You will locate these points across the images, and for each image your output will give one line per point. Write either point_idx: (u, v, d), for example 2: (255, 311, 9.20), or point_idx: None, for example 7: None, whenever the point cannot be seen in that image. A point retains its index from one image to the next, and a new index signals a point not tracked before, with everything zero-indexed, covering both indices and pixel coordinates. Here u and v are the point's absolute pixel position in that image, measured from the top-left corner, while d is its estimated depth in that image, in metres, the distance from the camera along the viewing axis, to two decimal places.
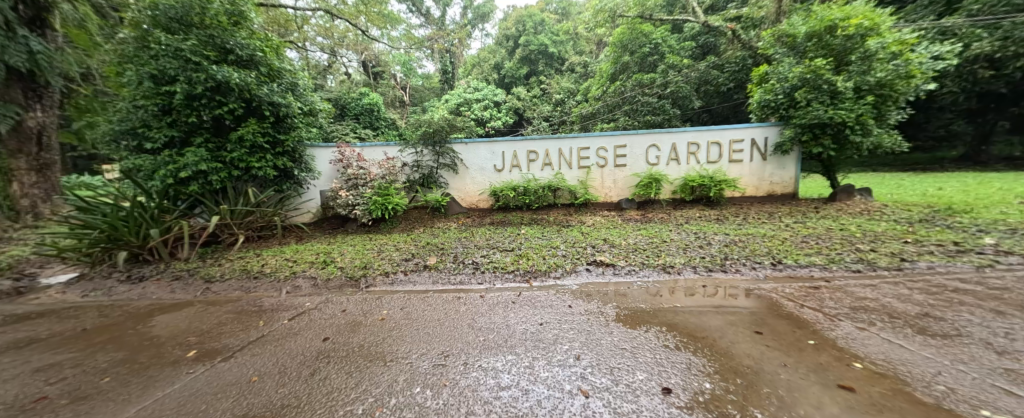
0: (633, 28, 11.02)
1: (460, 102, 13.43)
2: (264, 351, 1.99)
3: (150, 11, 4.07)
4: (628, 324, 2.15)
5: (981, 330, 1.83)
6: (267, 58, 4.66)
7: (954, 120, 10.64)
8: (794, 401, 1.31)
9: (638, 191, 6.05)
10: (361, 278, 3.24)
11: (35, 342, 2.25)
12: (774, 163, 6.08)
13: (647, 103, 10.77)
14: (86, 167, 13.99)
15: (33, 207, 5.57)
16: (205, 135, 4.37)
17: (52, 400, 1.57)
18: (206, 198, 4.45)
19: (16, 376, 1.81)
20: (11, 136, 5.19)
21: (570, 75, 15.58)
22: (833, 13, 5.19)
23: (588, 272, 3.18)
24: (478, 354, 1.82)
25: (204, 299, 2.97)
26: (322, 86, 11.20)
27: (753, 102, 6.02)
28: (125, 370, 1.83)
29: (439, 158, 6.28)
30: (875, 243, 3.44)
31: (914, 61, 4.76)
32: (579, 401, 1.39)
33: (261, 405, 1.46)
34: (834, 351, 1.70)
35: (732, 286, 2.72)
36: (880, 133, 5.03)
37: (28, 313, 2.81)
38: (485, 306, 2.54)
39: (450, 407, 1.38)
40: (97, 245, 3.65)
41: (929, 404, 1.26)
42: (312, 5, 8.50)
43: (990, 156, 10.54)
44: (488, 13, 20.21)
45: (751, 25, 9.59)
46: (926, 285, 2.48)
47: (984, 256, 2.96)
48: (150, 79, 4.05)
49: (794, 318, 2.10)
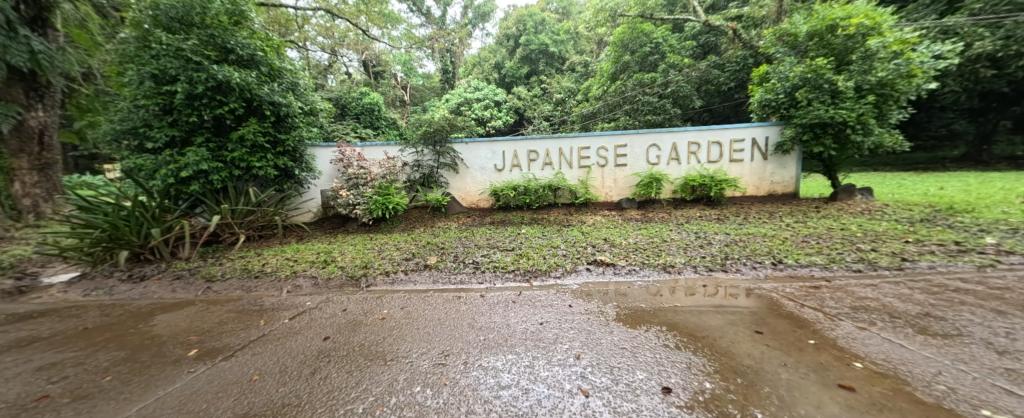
0: (633, 28, 11.00)
1: (460, 102, 13.44)
2: (265, 350, 1.99)
3: (150, 11, 4.08)
4: (628, 324, 2.15)
5: (981, 330, 1.83)
6: (267, 58, 4.65)
7: (956, 120, 10.62)
8: (794, 401, 1.31)
9: (639, 191, 6.04)
10: (362, 278, 3.24)
11: (37, 341, 2.26)
12: (775, 162, 6.08)
13: (648, 103, 10.75)
14: (87, 166, 14.04)
15: (35, 207, 5.58)
16: (205, 135, 4.38)
17: (54, 399, 1.58)
18: (206, 197, 4.45)
19: (18, 375, 1.82)
20: (13, 136, 5.20)
21: (571, 74, 15.59)
22: (834, 12, 5.18)
23: (588, 272, 3.19)
24: (479, 354, 1.82)
25: (205, 299, 2.97)
26: (322, 86, 11.19)
27: (753, 102, 6.02)
28: (126, 369, 1.84)
29: (439, 158, 6.29)
30: (875, 243, 3.43)
31: (915, 60, 4.74)
32: (579, 400, 1.39)
33: (261, 404, 1.46)
34: (834, 351, 1.70)
35: (732, 286, 2.71)
36: (881, 133, 5.03)
37: (29, 313, 2.81)
38: (485, 306, 2.53)
39: (450, 406, 1.38)
40: (99, 244, 3.65)
41: (929, 403, 1.26)
42: (312, 5, 8.50)
43: (992, 155, 10.51)
44: (488, 12, 20.23)
45: (751, 24, 9.64)
46: (926, 285, 2.47)
47: (985, 256, 2.95)
48: (151, 79, 4.06)
49: (794, 317, 2.09)
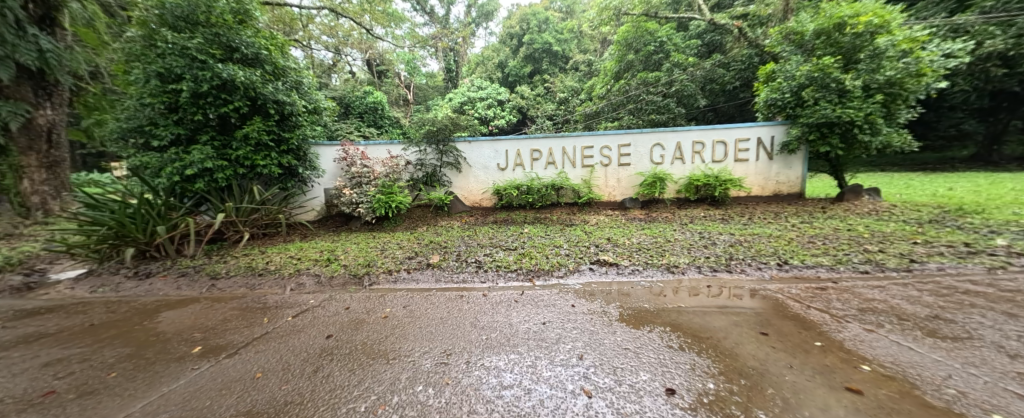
0: (638, 26, 10.87)
1: (463, 101, 13.43)
2: (268, 348, 2.00)
3: (156, 10, 4.09)
4: (631, 324, 2.13)
5: (992, 333, 1.80)
6: (271, 56, 4.69)
7: (964, 120, 10.51)
8: (799, 404, 1.29)
9: (643, 190, 6.00)
10: (365, 276, 3.25)
11: (45, 337, 2.29)
12: (781, 162, 6.02)
13: (652, 102, 10.65)
14: (94, 164, 14.15)
15: (43, 204, 5.63)
16: (211, 133, 4.41)
17: (61, 394, 1.59)
18: (212, 195, 4.46)
19: (26, 370, 1.84)
20: (21, 134, 5.26)
21: (574, 73, 15.56)
22: (842, 10, 5.10)
23: (590, 272, 3.16)
24: (481, 353, 1.82)
25: (209, 296, 2.99)
26: (326, 84, 11.15)
27: (758, 101, 5.97)
28: (131, 365, 1.85)
29: (443, 157, 6.34)
30: (883, 244, 3.39)
31: (925, 58, 4.67)
32: (581, 401, 1.39)
33: (264, 402, 1.47)
34: (842, 353, 1.67)
35: (737, 287, 2.69)
36: (889, 133, 4.95)
37: (39, 308, 2.88)
38: (487, 304, 2.54)
39: (451, 406, 1.38)
40: (105, 242, 3.70)
41: (938, 407, 1.24)
42: (316, 4, 8.50)
43: (1002, 155, 10.38)
44: (492, 11, 20.14)
45: (757, 23, 9.40)
46: (935, 287, 2.44)
47: (996, 257, 2.91)
48: (156, 78, 4.08)
49: (800, 318, 2.07)
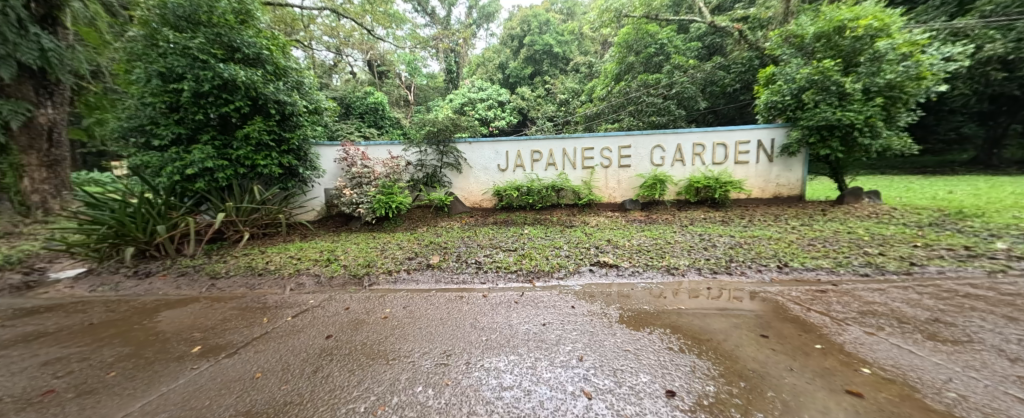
0: (638, 28, 10.84)
1: (464, 102, 13.46)
2: (268, 348, 2.00)
3: (158, 10, 4.10)
4: (631, 326, 2.13)
5: (993, 336, 1.79)
6: (273, 57, 4.69)
7: (964, 123, 10.54)
8: (800, 407, 1.29)
9: (643, 192, 5.99)
10: (364, 276, 3.25)
11: (45, 336, 2.29)
12: (781, 165, 6.03)
13: (652, 104, 10.70)
14: (93, 163, 14.13)
15: (43, 202, 5.60)
16: (212, 133, 4.41)
17: (60, 394, 1.58)
18: (212, 195, 4.46)
19: (24, 370, 1.83)
20: (22, 133, 5.25)
21: (575, 75, 15.63)
22: (842, 13, 5.13)
23: (590, 273, 3.16)
24: (481, 354, 1.81)
25: (209, 296, 2.99)
26: (327, 84, 11.17)
27: (759, 103, 5.97)
28: (130, 365, 1.84)
29: (443, 157, 6.36)
30: (883, 247, 3.40)
31: (925, 62, 4.67)
32: (581, 402, 1.38)
33: (264, 402, 1.46)
34: (843, 356, 1.67)
35: (737, 289, 2.68)
36: (889, 136, 4.95)
37: (37, 307, 2.87)
38: (487, 306, 2.53)
39: (451, 407, 1.37)
40: (105, 241, 3.70)
41: (937, 410, 1.24)
42: (318, 5, 8.50)
43: (1001, 159, 10.43)
44: (493, 12, 20.17)
45: (757, 26, 9.45)
46: (936, 290, 2.43)
47: (997, 261, 2.90)
48: (158, 77, 4.07)
49: (800, 321, 2.07)
